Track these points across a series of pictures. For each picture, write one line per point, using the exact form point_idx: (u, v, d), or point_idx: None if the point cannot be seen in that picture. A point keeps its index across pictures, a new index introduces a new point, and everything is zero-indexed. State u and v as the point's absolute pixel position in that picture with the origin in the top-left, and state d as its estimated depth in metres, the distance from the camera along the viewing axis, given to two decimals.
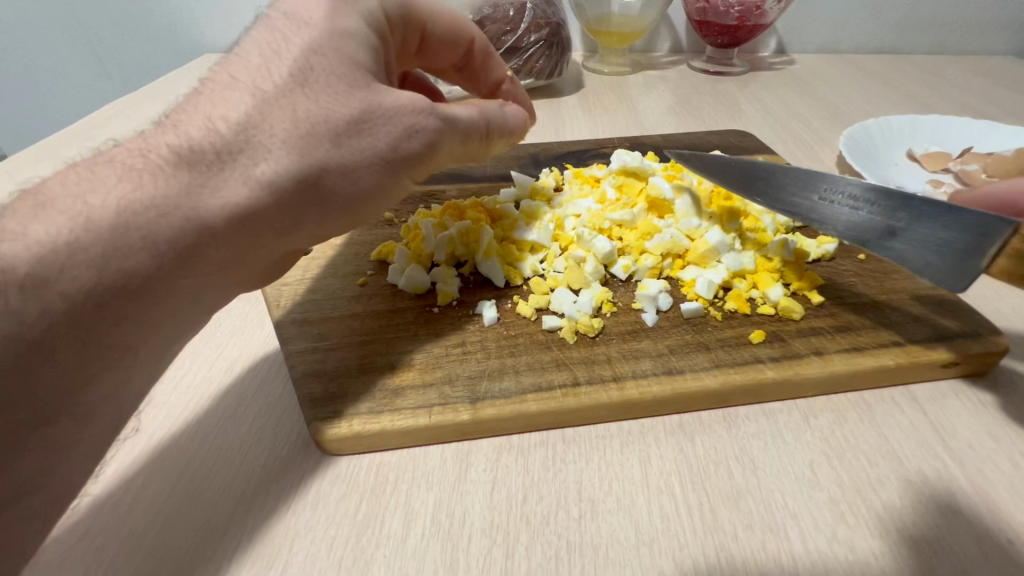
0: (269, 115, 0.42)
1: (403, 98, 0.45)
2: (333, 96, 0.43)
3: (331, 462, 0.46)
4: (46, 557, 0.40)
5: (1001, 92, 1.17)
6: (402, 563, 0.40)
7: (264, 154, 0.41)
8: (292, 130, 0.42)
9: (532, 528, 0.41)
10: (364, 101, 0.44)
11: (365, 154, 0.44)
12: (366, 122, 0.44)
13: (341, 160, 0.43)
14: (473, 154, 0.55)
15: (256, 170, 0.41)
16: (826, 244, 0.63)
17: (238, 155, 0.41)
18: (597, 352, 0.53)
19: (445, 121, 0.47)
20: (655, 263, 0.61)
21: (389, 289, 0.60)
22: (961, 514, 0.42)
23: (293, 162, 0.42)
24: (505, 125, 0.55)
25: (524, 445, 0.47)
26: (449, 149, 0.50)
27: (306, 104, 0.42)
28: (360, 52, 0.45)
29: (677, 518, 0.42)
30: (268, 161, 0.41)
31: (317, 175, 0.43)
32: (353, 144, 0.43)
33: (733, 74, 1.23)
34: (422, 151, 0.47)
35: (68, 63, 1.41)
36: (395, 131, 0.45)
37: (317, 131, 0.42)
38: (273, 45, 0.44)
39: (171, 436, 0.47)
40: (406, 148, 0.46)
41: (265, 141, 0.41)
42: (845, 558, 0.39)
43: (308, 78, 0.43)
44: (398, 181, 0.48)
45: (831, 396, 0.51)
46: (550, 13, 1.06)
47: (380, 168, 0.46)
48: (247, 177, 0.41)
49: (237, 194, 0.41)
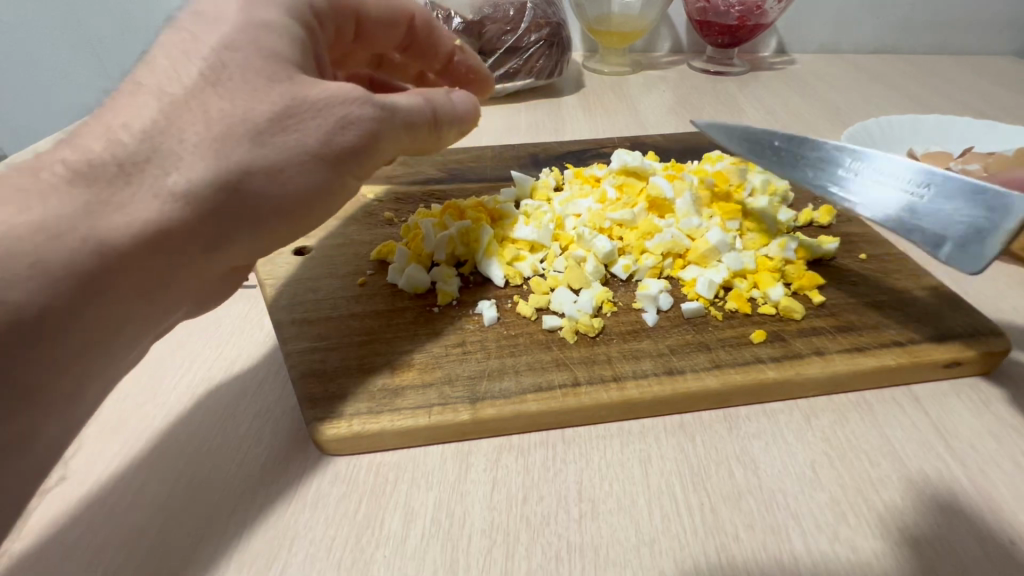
0: (179, 117, 0.41)
1: (334, 89, 0.45)
2: (250, 93, 0.43)
3: (330, 462, 0.46)
4: (46, 556, 0.40)
5: (1001, 92, 1.17)
6: (402, 563, 0.39)
7: (174, 162, 0.41)
8: (204, 134, 0.41)
9: (533, 528, 0.41)
10: (285, 95, 0.43)
11: (295, 149, 0.44)
12: (292, 116, 0.43)
13: (267, 159, 0.43)
14: (427, 145, 0.54)
15: (167, 180, 0.41)
16: (828, 244, 0.63)
17: (146, 167, 0.40)
18: (598, 351, 0.53)
19: (385, 112, 0.47)
20: (655, 263, 0.61)
21: (389, 289, 0.60)
22: (963, 514, 0.42)
23: (207, 167, 0.41)
24: (454, 114, 0.54)
25: (525, 445, 0.47)
26: (395, 140, 0.50)
27: (219, 105, 0.42)
28: (278, 43, 0.45)
29: (677, 519, 0.41)
30: (179, 171, 0.41)
31: (238, 178, 0.42)
32: (277, 142, 0.43)
33: (734, 74, 1.23)
34: (358, 143, 0.46)
35: (68, 63, 1.42)
36: (327, 124, 0.44)
37: (234, 131, 0.42)
38: (182, 44, 0.44)
39: (172, 434, 0.47)
40: (340, 141, 0.45)
41: (174, 147, 0.41)
42: (846, 558, 0.39)
43: (221, 75, 0.43)
44: (337, 177, 0.47)
45: (831, 396, 0.51)
46: (550, 13, 1.05)
47: (313, 164, 0.45)
48: (158, 188, 0.40)
49: (147, 207, 0.40)
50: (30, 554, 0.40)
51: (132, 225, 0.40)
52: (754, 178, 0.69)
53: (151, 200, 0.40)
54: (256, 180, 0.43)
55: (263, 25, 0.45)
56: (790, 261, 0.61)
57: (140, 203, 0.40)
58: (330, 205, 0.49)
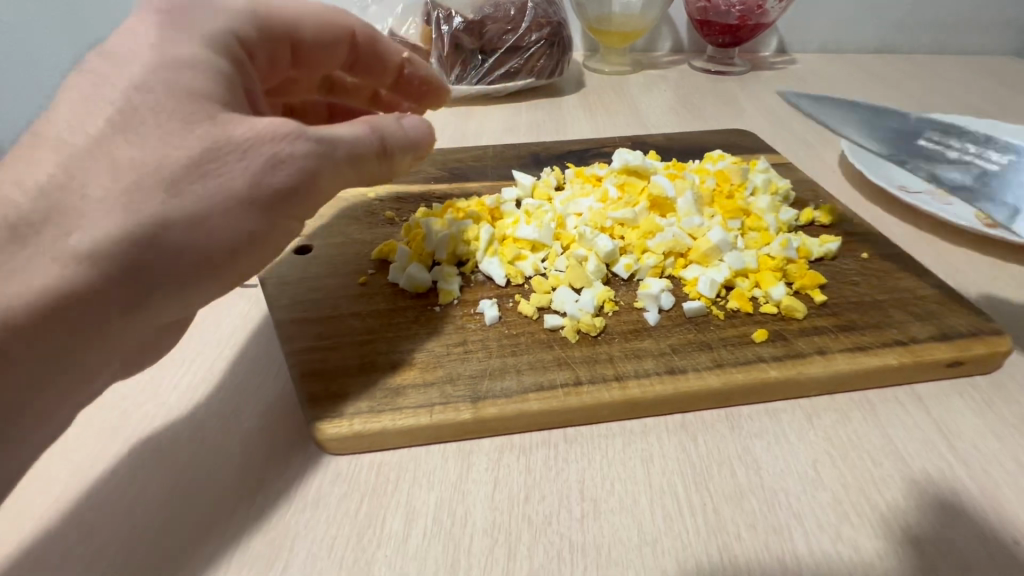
0: (86, 166, 0.38)
1: (261, 126, 0.41)
2: (167, 136, 0.39)
3: (331, 462, 0.46)
4: (45, 558, 0.39)
5: (1003, 92, 1.17)
6: (404, 562, 0.39)
7: (77, 221, 0.37)
8: (112, 186, 0.38)
9: (534, 527, 0.41)
10: (206, 137, 0.40)
11: (215, 198, 0.40)
12: (213, 160, 0.40)
13: (189, 208, 0.39)
14: (377, 175, 0.50)
15: (70, 241, 0.37)
16: (829, 243, 0.63)
17: (43, 227, 0.37)
18: (599, 351, 0.52)
19: (322, 146, 0.43)
20: (657, 262, 0.61)
21: (390, 289, 0.60)
22: (966, 514, 0.42)
23: (121, 222, 0.38)
24: (406, 141, 0.49)
25: (526, 445, 0.47)
26: (339, 176, 0.46)
27: (129, 152, 0.39)
28: (197, 82, 0.41)
29: (680, 519, 0.41)
30: (83, 229, 0.37)
31: (155, 233, 0.39)
32: (198, 188, 0.40)
33: (737, 74, 1.22)
34: (292, 183, 0.43)
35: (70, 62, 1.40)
36: (255, 165, 0.41)
37: (147, 181, 0.38)
38: (86, 86, 0.41)
39: (174, 434, 0.47)
40: (272, 181, 0.42)
41: (76, 204, 0.38)
42: (849, 557, 0.39)
43: (130, 120, 0.40)
44: (272, 221, 0.44)
45: (833, 395, 0.51)
46: (551, 12, 1.05)
47: (243, 211, 0.42)
48: (59, 250, 0.37)
49: (46, 272, 0.37)
50: (27, 557, 0.39)
51: (28, 294, 0.36)
52: (756, 177, 0.69)
53: (50, 263, 0.37)
54: (176, 231, 0.39)
55: (180, 61, 0.42)
56: (791, 260, 0.61)
57: (39, 268, 0.37)
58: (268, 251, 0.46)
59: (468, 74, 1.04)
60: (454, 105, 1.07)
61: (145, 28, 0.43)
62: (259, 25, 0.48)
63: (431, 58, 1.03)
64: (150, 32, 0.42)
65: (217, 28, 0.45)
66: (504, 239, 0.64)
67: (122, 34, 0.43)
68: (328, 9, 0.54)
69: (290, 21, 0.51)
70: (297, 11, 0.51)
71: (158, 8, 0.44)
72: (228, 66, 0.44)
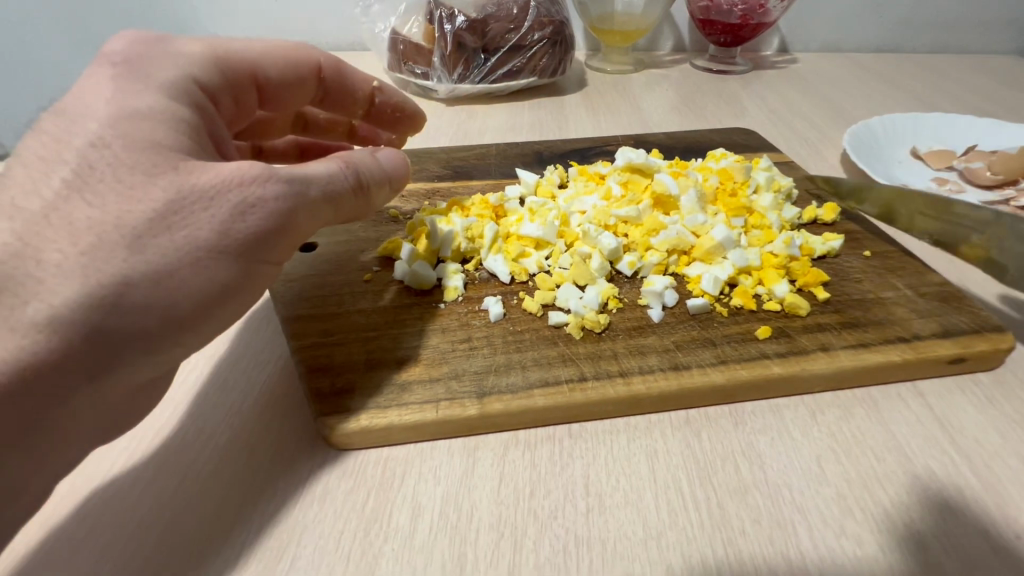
0: (46, 231, 0.39)
1: (227, 173, 0.41)
2: (124, 193, 0.40)
3: (337, 459, 0.46)
4: (50, 556, 0.39)
5: (1004, 92, 1.17)
6: (411, 556, 0.40)
7: (34, 289, 0.38)
8: (68, 250, 0.38)
9: (541, 521, 0.41)
10: (168, 189, 0.40)
11: (183, 249, 0.40)
12: (177, 212, 0.40)
13: (151, 265, 0.39)
14: (354, 212, 0.51)
15: (27, 311, 0.37)
16: (832, 241, 0.63)
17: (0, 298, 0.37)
18: (603, 347, 0.53)
19: (293, 187, 0.43)
20: (660, 259, 0.61)
21: (397, 284, 0.60)
22: (967, 508, 0.42)
23: (79, 288, 0.38)
24: (381, 172, 0.51)
25: (532, 440, 0.47)
26: (313, 215, 0.46)
27: (87, 212, 0.39)
28: (156, 131, 0.41)
29: (684, 513, 0.42)
30: (39, 298, 0.37)
31: (116, 292, 0.38)
32: (160, 244, 0.39)
33: (738, 71, 1.23)
34: (262, 227, 0.42)
35: (80, 64, 1.41)
36: (221, 214, 0.41)
37: (106, 241, 0.38)
38: (46, 149, 0.41)
39: (180, 431, 0.47)
40: (238, 229, 0.41)
41: (32, 272, 0.38)
42: (854, 553, 0.39)
43: (88, 179, 0.40)
44: (245, 268, 0.43)
45: (836, 392, 0.51)
46: (554, 11, 1.05)
47: (214, 260, 0.41)
48: (15, 321, 0.37)
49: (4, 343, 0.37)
50: (32, 558, 0.39)
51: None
52: (761, 176, 0.70)
53: (8, 334, 0.37)
54: (139, 289, 0.39)
55: (137, 112, 0.42)
56: (794, 258, 0.61)
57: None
58: (246, 300, 0.45)
59: (471, 73, 1.04)
60: (457, 105, 1.07)
61: (101, 83, 0.43)
62: (222, 71, 0.49)
63: (434, 57, 1.03)
64: (107, 87, 0.43)
65: (174, 77, 0.45)
66: (507, 237, 0.64)
67: (80, 91, 0.43)
68: (291, 47, 0.56)
69: (254, 64, 0.52)
70: (260, 53, 0.53)
71: (113, 61, 0.44)
72: (189, 112, 0.44)
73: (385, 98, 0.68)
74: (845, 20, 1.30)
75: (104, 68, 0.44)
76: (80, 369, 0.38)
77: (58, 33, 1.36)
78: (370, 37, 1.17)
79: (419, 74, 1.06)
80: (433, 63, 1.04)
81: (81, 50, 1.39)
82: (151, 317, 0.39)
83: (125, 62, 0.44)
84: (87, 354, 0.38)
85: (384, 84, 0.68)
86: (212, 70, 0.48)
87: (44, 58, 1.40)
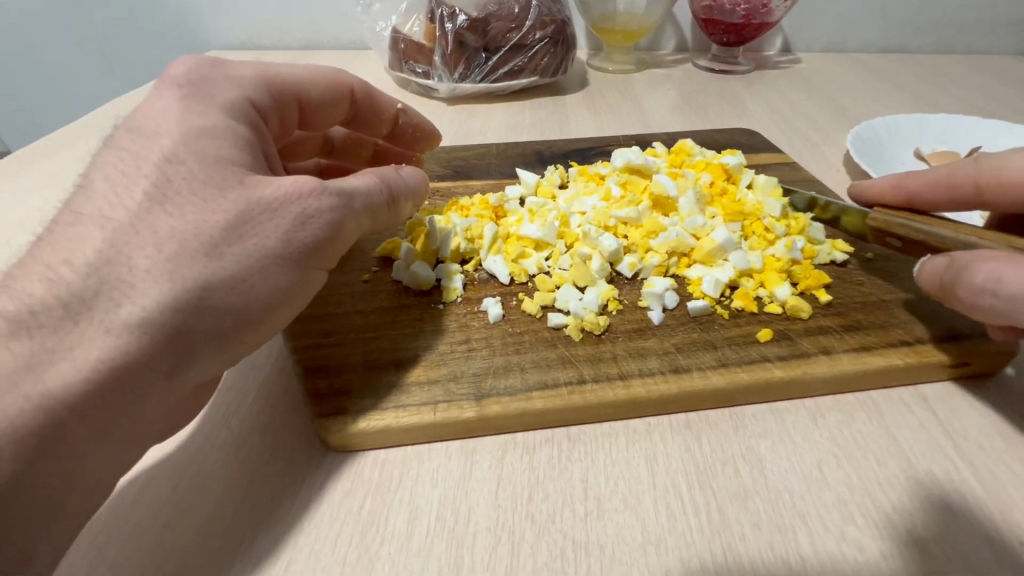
0: (127, 244, 0.38)
1: (288, 185, 0.42)
2: (201, 204, 0.40)
3: (356, 460, 0.46)
4: (73, 562, 0.39)
5: (1012, 93, 1.16)
6: (407, 560, 0.39)
7: (127, 292, 0.37)
8: (157, 256, 0.38)
9: (539, 526, 0.41)
10: (239, 200, 0.40)
11: (252, 257, 0.40)
12: (248, 222, 0.40)
13: (224, 273, 0.39)
14: (385, 223, 0.51)
15: (120, 313, 0.37)
16: (836, 252, 0.63)
17: (96, 301, 0.37)
18: (603, 350, 0.52)
19: (342, 199, 0.44)
20: (660, 262, 0.61)
21: (394, 286, 0.60)
22: (997, 521, 0.41)
23: (166, 293, 0.38)
24: (407, 187, 0.52)
25: (529, 443, 0.47)
26: (357, 225, 0.47)
27: (169, 222, 0.39)
28: (223, 148, 0.42)
29: (683, 518, 0.41)
30: (133, 300, 0.37)
31: (198, 296, 0.39)
32: (235, 252, 0.40)
33: (742, 71, 1.22)
34: (321, 236, 0.43)
35: (74, 59, 1.40)
36: (285, 224, 0.41)
37: (187, 249, 0.39)
38: (123, 164, 0.41)
39: (190, 433, 0.47)
40: (301, 237, 0.42)
41: (124, 277, 0.38)
42: (854, 559, 0.39)
43: (167, 191, 0.40)
44: (303, 275, 0.44)
45: (837, 396, 0.51)
46: (557, 10, 1.04)
47: (278, 267, 0.42)
48: (110, 323, 0.37)
49: (100, 344, 0.36)
50: (78, 557, 0.39)
51: (84, 368, 0.36)
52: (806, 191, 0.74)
53: (104, 336, 0.37)
54: (218, 293, 0.39)
55: (203, 131, 0.42)
56: (797, 261, 0.60)
57: (93, 342, 0.36)
58: (299, 306, 0.46)
59: (472, 71, 1.03)
60: (457, 105, 1.07)
61: (167, 104, 0.43)
62: (270, 93, 0.50)
63: (436, 56, 1.02)
64: (174, 107, 0.43)
65: (232, 98, 0.45)
66: (507, 237, 0.64)
67: (147, 111, 0.43)
68: (332, 73, 0.57)
69: (297, 85, 0.53)
70: (303, 75, 0.53)
71: (177, 84, 0.44)
72: (245, 130, 0.45)
73: (409, 118, 0.68)
74: (850, 21, 1.30)
75: (169, 90, 0.44)
76: (161, 365, 0.38)
77: (54, 31, 1.35)
78: (370, 35, 1.16)
79: (421, 73, 1.05)
80: (434, 62, 1.03)
81: (79, 49, 1.38)
82: (228, 319, 0.40)
83: (191, 85, 0.44)
84: (172, 352, 0.39)
85: (408, 104, 0.68)
86: (263, 92, 0.49)
87: (37, 53, 1.39)
